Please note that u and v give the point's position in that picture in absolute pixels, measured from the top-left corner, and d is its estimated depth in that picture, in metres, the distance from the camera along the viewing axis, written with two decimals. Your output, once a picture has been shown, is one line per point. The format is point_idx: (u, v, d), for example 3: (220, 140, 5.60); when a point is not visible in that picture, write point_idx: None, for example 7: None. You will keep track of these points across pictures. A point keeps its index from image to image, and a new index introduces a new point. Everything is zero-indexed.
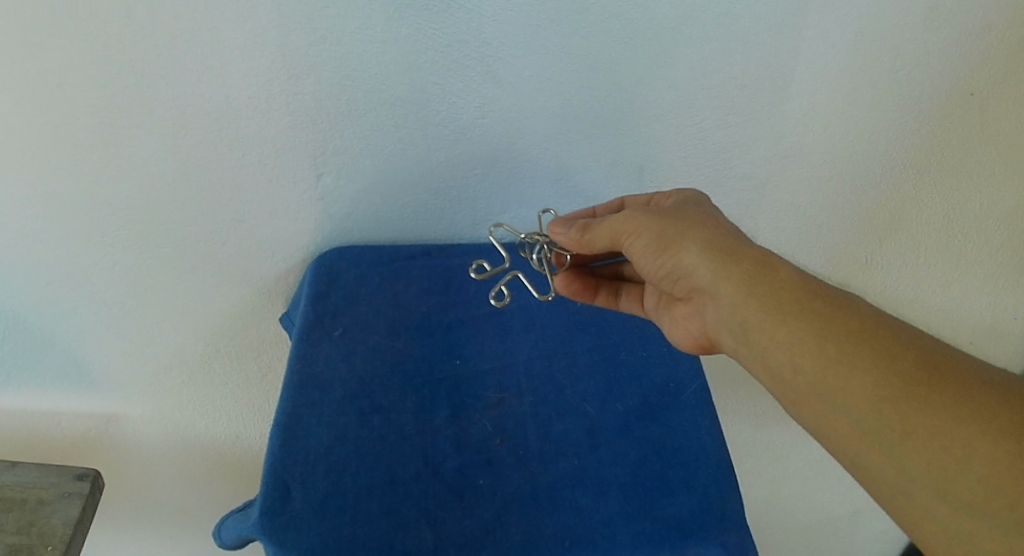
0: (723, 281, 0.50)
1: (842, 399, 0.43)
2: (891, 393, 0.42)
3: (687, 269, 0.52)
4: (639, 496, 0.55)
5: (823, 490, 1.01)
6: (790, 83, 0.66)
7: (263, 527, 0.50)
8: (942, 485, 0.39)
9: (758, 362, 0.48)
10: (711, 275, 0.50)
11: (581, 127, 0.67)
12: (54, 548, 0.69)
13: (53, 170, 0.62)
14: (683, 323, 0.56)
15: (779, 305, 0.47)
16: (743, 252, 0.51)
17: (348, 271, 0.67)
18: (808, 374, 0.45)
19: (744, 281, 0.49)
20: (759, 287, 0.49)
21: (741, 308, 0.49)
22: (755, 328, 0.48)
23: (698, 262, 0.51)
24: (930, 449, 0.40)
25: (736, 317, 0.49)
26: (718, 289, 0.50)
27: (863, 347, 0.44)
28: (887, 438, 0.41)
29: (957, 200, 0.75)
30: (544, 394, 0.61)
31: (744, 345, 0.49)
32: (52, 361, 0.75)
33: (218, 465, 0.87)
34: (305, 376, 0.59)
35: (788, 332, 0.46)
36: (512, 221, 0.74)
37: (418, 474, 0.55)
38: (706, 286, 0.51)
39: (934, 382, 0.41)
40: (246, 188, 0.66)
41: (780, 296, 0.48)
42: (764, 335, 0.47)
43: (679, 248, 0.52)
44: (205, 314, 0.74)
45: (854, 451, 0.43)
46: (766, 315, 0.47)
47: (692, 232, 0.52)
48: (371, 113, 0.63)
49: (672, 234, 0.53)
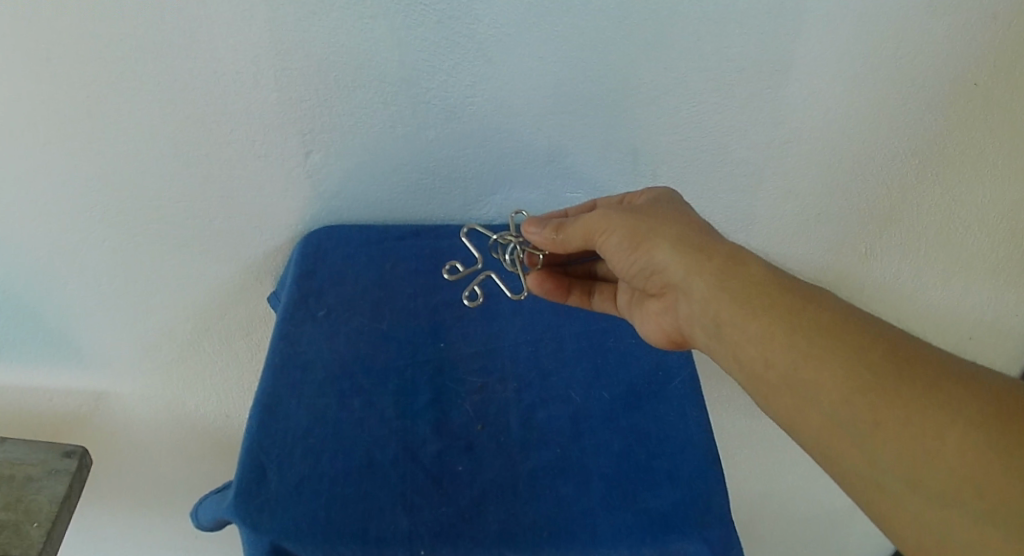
0: (695, 275, 0.49)
1: (813, 395, 0.42)
2: (860, 389, 0.40)
3: (660, 265, 0.51)
4: (621, 487, 0.53)
5: (817, 483, 1.00)
6: (789, 67, 0.64)
7: (238, 510, 0.50)
8: (914, 475, 0.38)
9: (731, 356, 0.47)
10: (683, 270, 0.49)
11: (573, 109, 0.65)
12: (40, 525, 0.69)
13: (39, 145, 0.61)
14: (656, 318, 0.55)
15: (750, 301, 0.46)
16: (714, 246, 0.49)
17: (336, 250, 0.66)
18: (780, 368, 0.44)
19: (717, 276, 0.48)
20: (731, 281, 0.47)
21: (714, 301, 0.48)
22: (727, 323, 0.47)
23: (670, 257, 0.50)
24: (901, 440, 0.38)
25: (709, 310, 0.48)
26: (692, 284, 0.49)
27: (832, 341, 0.43)
28: (857, 431, 0.40)
29: (958, 191, 0.74)
30: (529, 381, 0.60)
31: (716, 339, 0.48)
32: (41, 338, 0.75)
33: (207, 445, 0.87)
34: (287, 356, 0.59)
35: (759, 327, 0.45)
36: (503, 203, 0.73)
37: (396, 459, 0.54)
38: (679, 281, 0.50)
39: (903, 375, 0.40)
40: (234, 166, 0.65)
41: (751, 292, 0.46)
42: (735, 329, 0.46)
43: (650, 244, 0.51)
44: (193, 292, 0.74)
45: (826, 445, 0.42)
46: (737, 310, 0.46)
47: (664, 227, 0.51)
48: (359, 90, 0.62)
49: (645, 232, 0.51)
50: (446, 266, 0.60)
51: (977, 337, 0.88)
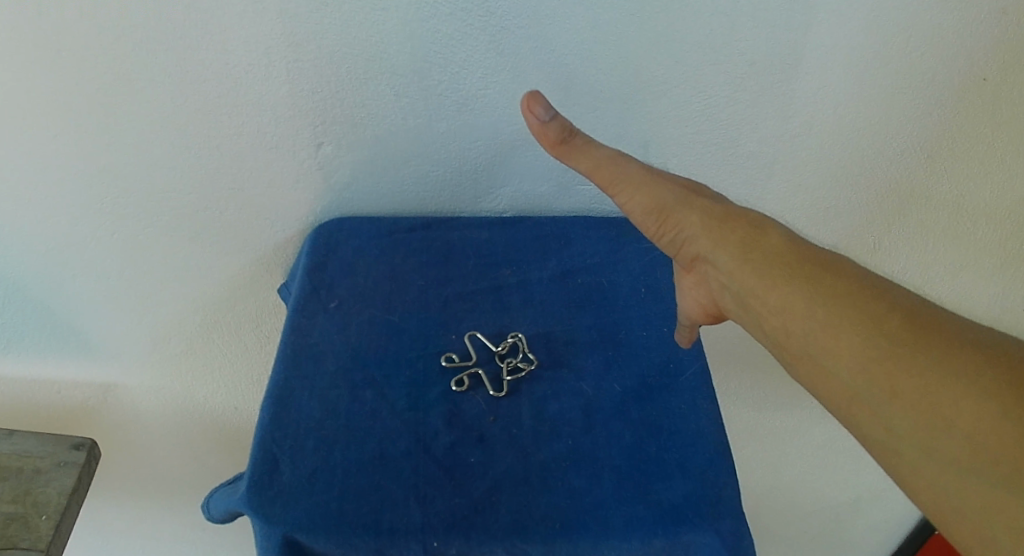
0: (720, 249, 0.49)
1: (832, 363, 0.42)
2: (878, 355, 0.41)
3: (686, 237, 0.51)
4: (634, 479, 0.52)
5: (823, 475, 1.01)
6: (799, 61, 0.63)
7: (251, 501, 0.49)
8: (928, 441, 0.38)
9: (756, 327, 0.48)
10: (710, 243, 0.50)
11: (586, 101, 0.65)
12: (48, 518, 0.68)
13: (51, 136, 0.61)
14: (692, 292, 0.55)
15: (771, 271, 0.46)
16: (738, 218, 0.50)
17: (347, 241, 0.67)
18: (800, 336, 0.44)
19: (739, 248, 0.48)
20: (755, 254, 0.47)
21: (738, 274, 0.48)
22: (750, 295, 0.47)
23: (698, 232, 0.50)
24: (917, 408, 0.39)
25: (733, 284, 0.48)
26: (718, 259, 0.49)
27: (851, 311, 0.43)
28: (874, 397, 0.40)
29: (967, 186, 0.74)
30: (542, 372, 0.59)
31: (741, 309, 0.49)
32: (50, 330, 0.75)
33: (216, 437, 0.87)
34: (299, 348, 0.59)
35: (780, 296, 0.45)
36: (514, 195, 0.72)
37: (408, 450, 0.53)
38: (706, 254, 0.50)
39: (919, 342, 0.40)
40: (245, 157, 0.65)
41: (772, 262, 0.47)
42: (758, 301, 0.46)
43: (678, 218, 0.51)
44: (203, 285, 0.74)
45: (846, 411, 0.42)
46: (759, 281, 0.46)
47: (691, 201, 0.51)
48: (372, 81, 0.62)
49: (669, 203, 0.51)
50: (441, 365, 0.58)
51: None
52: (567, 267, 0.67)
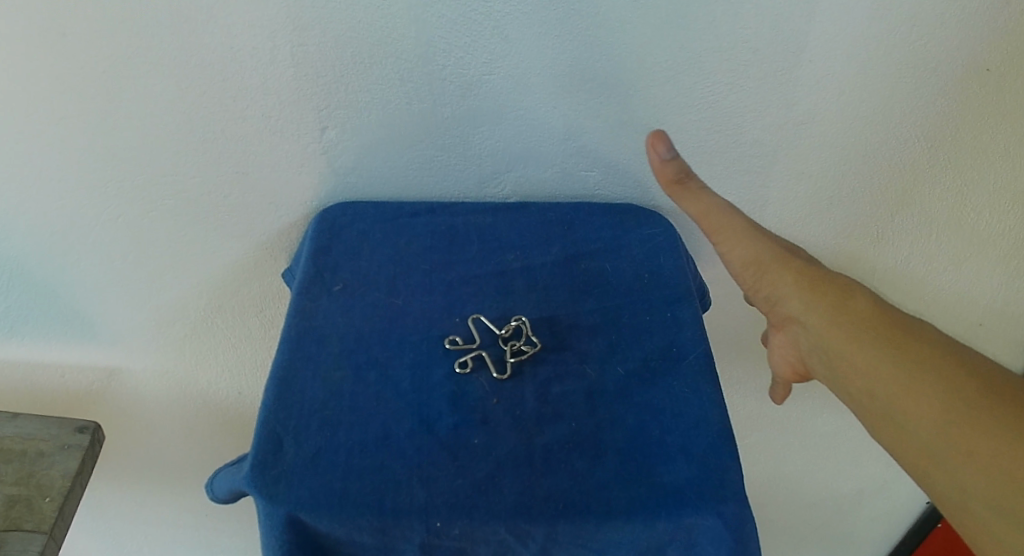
0: (810, 306, 0.52)
1: (911, 423, 0.44)
2: (952, 418, 0.42)
3: (779, 294, 0.54)
4: (637, 461, 0.52)
5: (824, 464, 1.02)
6: (803, 49, 0.63)
7: (254, 480, 0.50)
8: (1004, 505, 0.39)
9: (839, 387, 0.49)
10: (800, 302, 0.53)
11: (590, 87, 0.65)
12: (52, 500, 0.69)
13: (56, 118, 0.61)
14: (783, 351, 0.57)
15: (858, 331, 0.49)
16: (832, 282, 0.53)
17: (351, 225, 0.68)
18: (881, 395, 0.46)
19: (828, 308, 0.51)
20: (843, 315, 0.50)
21: (825, 332, 0.50)
22: (835, 353, 0.49)
23: (790, 288, 0.53)
24: (994, 473, 0.40)
25: (820, 342, 0.51)
26: (806, 316, 0.52)
27: (932, 373, 0.45)
28: (951, 459, 0.42)
29: (970, 176, 0.74)
30: (545, 355, 0.59)
31: (827, 369, 0.51)
32: (55, 313, 0.75)
33: (220, 422, 0.87)
34: (303, 330, 0.59)
35: (864, 358, 0.47)
36: (518, 180, 0.72)
37: (412, 431, 0.53)
38: (795, 312, 0.53)
39: (1000, 410, 0.41)
40: (249, 141, 0.65)
41: (859, 324, 0.49)
42: (842, 359, 0.49)
43: (774, 275, 0.54)
44: (208, 269, 0.74)
45: (923, 473, 0.43)
46: (845, 340, 0.49)
47: (787, 261, 0.54)
48: (376, 65, 0.62)
49: (768, 260, 0.55)
50: (446, 343, 0.58)
51: (986, 325, 0.88)
52: (571, 252, 0.67)
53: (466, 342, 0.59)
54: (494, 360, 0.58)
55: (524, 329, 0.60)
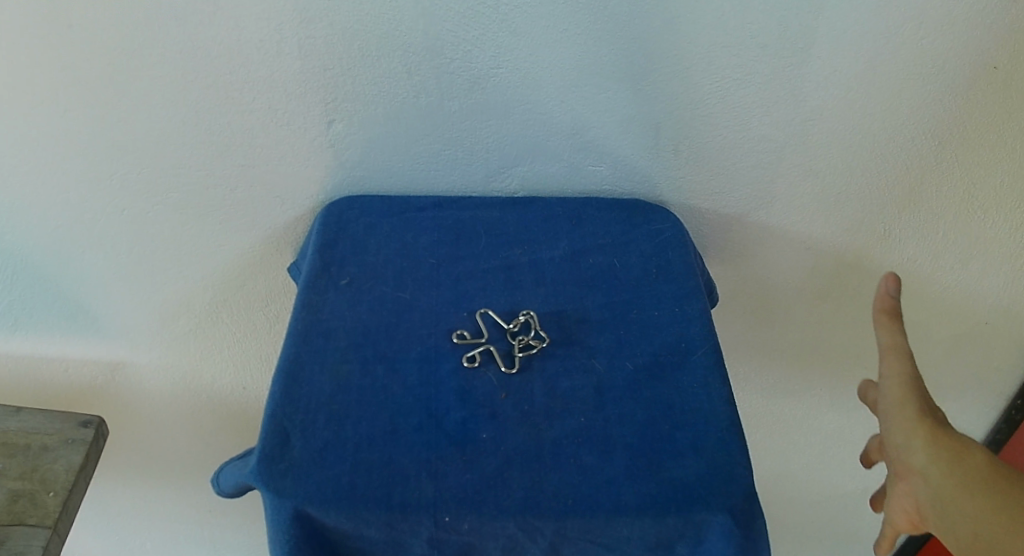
0: (934, 459, 0.47)
1: None
2: None
3: (900, 444, 0.49)
4: (646, 457, 0.52)
5: (828, 458, 1.02)
6: (810, 44, 0.63)
7: (261, 474, 0.49)
8: None
9: (949, 545, 0.45)
10: (922, 455, 0.47)
11: (597, 82, 0.65)
12: (56, 494, 0.68)
13: (61, 111, 0.61)
14: (897, 500, 0.50)
15: (983, 497, 0.44)
16: (970, 439, 0.47)
17: (358, 219, 0.67)
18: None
19: (957, 466, 0.46)
20: (972, 477, 0.45)
21: (949, 489, 0.45)
22: (956, 511, 0.45)
23: (915, 436, 0.48)
24: None
25: (939, 498, 0.46)
26: (929, 470, 0.47)
27: None
28: None
29: (976, 174, 0.73)
30: (553, 350, 0.59)
31: (943, 528, 0.45)
32: (60, 307, 0.75)
33: (225, 418, 0.87)
34: (310, 323, 0.59)
35: (978, 523, 0.43)
36: (525, 175, 0.72)
37: (420, 425, 0.53)
38: (916, 464, 0.48)
39: None
40: (255, 135, 0.64)
41: (986, 487, 0.45)
42: (961, 516, 0.44)
43: (907, 422, 0.49)
44: (213, 263, 0.73)
45: None
46: (969, 501, 0.44)
47: (927, 409, 0.49)
48: (383, 58, 0.61)
49: (915, 402, 0.50)
50: (455, 337, 0.58)
51: (992, 323, 0.88)
52: (579, 247, 0.67)
53: (474, 336, 0.59)
54: (501, 354, 0.58)
55: (531, 323, 0.60)
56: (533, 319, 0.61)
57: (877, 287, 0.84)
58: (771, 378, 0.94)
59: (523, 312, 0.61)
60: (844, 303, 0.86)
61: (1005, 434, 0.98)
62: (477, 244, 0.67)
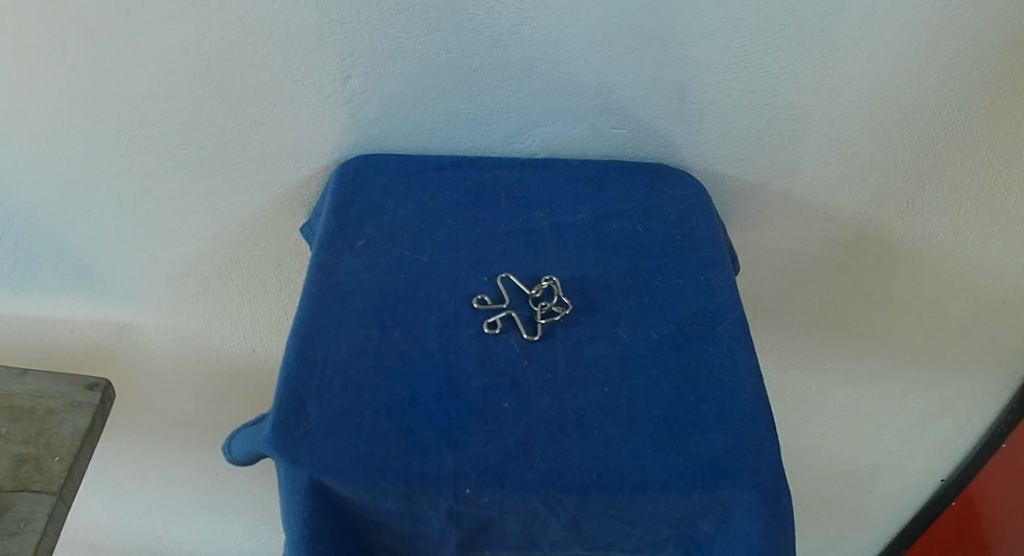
0: None
1: None
2: None
3: None
4: (672, 429, 0.50)
5: (841, 431, 1.02)
6: (844, 7, 0.60)
7: (275, 441, 0.47)
8: None
9: None
10: None
11: (623, 42, 0.62)
12: (61, 459, 0.67)
13: (63, 63, 0.58)
14: None
15: None
16: None
17: (374, 180, 0.65)
18: None
19: None
20: None
21: None
22: None
23: None
24: None
25: None
26: None
27: None
28: None
29: (1003, 149, 0.71)
30: (576, 316, 0.57)
31: None
32: (66, 265, 0.73)
33: (233, 382, 0.85)
34: (325, 286, 0.56)
35: None
36: (546, 136, 0.69)
37: (440, 393, 0.51)
38: None
39: None
40: (265, 91, 0.62)
41: None
42: None
43: None
44: (222, 223, 0.71)
45: None
46: None
47: None
48: (401, 13, 0.58)
49: None
50: (476, 302, 0.56)
51: (1010, 302, 0.86)
52: (601, 211, 0.65)
53: (494, 302, 0.57)
54: (522, 320, 0.56)
55: (553, 289, 0.58)
56: (555, 285, 0.59)
57: (899, 261, 0.82)
58: (789, 349, 0.92)
59: (545, 277, 0.59)
60: (866, 275, 0.84)
61: (1016, 415, 0.95)
62: (496, 208, 0.64)
